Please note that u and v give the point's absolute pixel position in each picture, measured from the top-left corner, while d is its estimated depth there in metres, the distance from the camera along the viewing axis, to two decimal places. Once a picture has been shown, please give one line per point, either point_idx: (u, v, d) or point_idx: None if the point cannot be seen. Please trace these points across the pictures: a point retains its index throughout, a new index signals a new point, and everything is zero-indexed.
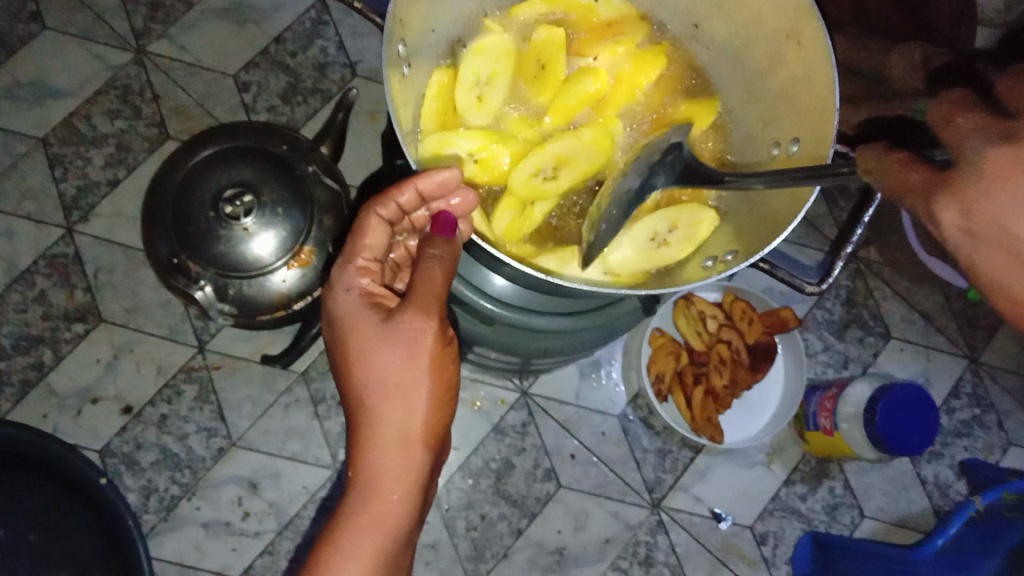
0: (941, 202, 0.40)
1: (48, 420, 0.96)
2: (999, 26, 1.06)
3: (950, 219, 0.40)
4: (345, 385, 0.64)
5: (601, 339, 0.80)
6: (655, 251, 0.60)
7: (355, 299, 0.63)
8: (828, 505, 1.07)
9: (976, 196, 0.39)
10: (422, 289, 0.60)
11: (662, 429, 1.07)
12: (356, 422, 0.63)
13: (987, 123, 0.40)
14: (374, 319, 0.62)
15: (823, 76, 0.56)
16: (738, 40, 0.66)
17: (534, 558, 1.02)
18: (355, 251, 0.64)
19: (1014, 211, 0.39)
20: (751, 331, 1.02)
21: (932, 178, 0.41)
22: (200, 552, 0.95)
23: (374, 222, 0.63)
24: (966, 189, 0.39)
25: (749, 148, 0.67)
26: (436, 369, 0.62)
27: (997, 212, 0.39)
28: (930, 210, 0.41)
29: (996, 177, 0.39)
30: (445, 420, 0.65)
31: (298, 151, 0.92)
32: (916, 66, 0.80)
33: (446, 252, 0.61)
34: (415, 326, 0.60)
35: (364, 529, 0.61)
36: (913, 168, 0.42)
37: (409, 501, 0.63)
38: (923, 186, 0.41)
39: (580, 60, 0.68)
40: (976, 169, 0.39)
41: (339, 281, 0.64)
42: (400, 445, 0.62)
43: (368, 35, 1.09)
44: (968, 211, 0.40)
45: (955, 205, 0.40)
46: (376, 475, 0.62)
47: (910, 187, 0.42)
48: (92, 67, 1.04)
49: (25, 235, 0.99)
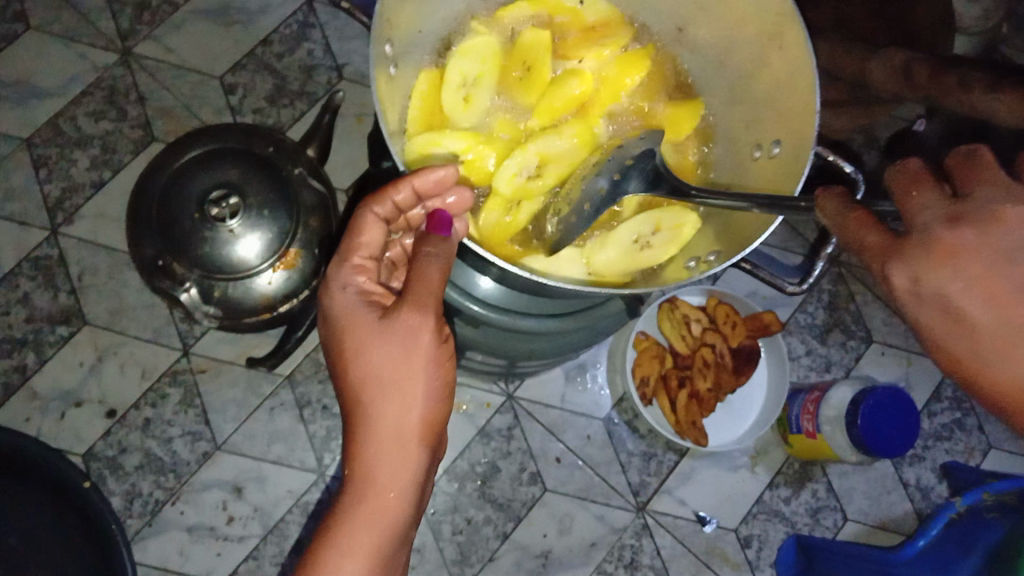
0: (895, 267, 0.43)
1: (30, 423, 0.95)
2: (975, 35, 1.08)
3: (901, 282, 0.44)
4: (341, 383, 0.64)
5: (586, 341, 0.81)
6: (638, 253, 0.61)
7: (352, 297, 0.63)
8: (812, 507, 1.08)
9: (923, 266, 0.43)
10: (417, 287, 0.61)
11: (647, 432, 1.08)
12: (352, 420, 0.63)
13: (940, 204, 0.44)
14: (371, 317, 0.62)
15: (805, 80, 0.57)
16: (720, 45, 0.68)
17: (520, 561, 1.02)
18: (351, 249, 0.65)
19: (950, 284, 0.43)
20: (735, 335, 1.02)
21: (885, 244, 0.44)
22: (184, 556, 0.94)
23: (370, 220, 0.64)
24: (917, 261, 0.43)
25: (731, 150, 0.68)
26: (433, 366, 0.62)
27: (940, 283, 0.43)
28: (880, 271, 0.44)
29: (941, 253, 0.43)
30: (442, 417, 0.65)
31: (284, 153, 0.92)
32: (896, 70, 0.81)
33: (442, 250, 0.61)
34: (413, 323, 0.61)
35: (360, 525, 0.61)
36: (869, 229, 0.45)
37: (406, 498, 0.63)
38: (878, 251, 0.44)
39: (564, 64, 0.68)
40: (925, 245, 0.43)
41: (335, 278, 0.64)
42: (397, 442, 0.62)
43: (355, 38, 1.10)
44: (918, 278, 0.43)
45: (906, 271, 0.43)
46: (372, 472, 0.62)
47: (867, 248, 0.45)
48: (77, 68, 1.04)
49: (8, 236, 0.99)
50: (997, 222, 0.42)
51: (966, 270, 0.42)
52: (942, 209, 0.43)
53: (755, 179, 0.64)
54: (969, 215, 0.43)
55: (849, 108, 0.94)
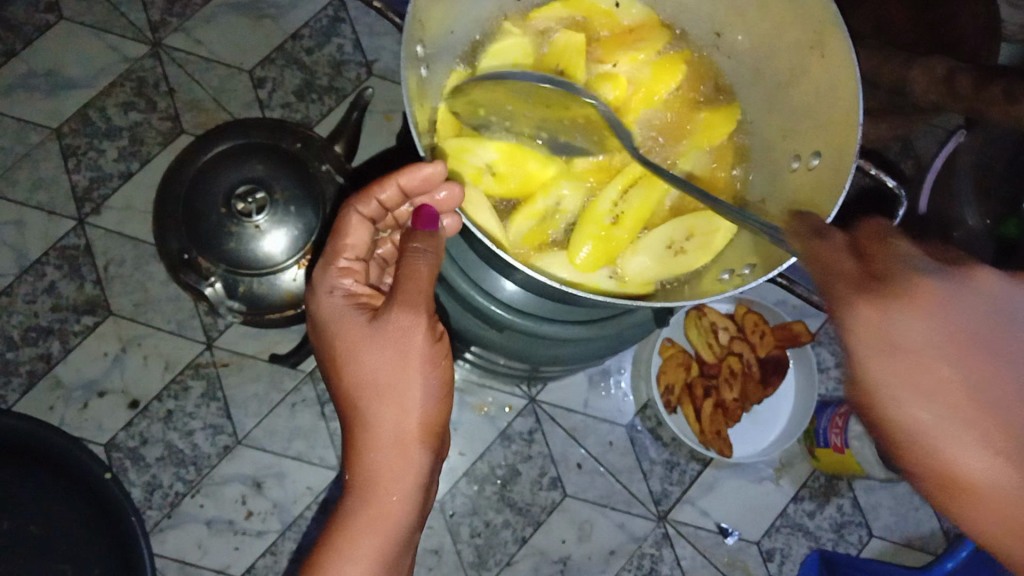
0: (854, 298, 0.39)
1: (53, 412, 0.95)
2: (1021, 43, 1.06)
3: (917, 333, 0.38)
4: (338, 389, 0.63)
5: (612, 349, 0.79)
6: (674, 259, 0.61)
7: (339, 301, 0.63)
8: (837, 522, 1.05)
9: (893, 304, 0.38)
10: (407, 284, 0.59)
11: (671, 440, 1.06)
12: (350, 425, 0.62)
13: (917, 257, 0.41)
14: (360, 320, 0.61)
15: (848, 90, 0.55)
16: (759, 52, 0.66)
17: (538, 567, 1.00)
18: (337, 251, 0.65)
19: (910, 327, 0.38)
20: (763, 345, 1.01)
21: (831, 264, 0.41)
22: (202, 550, 0.94)
23: (355, 221, 0.64)
24: (896, 296, 0.38)
25: (767, 162, 0.66)
26: (428, 367, 0.61)
27: (863, 325, 0.39)
28: (837, 305, 0.40)
29: (857, 285, 0.40)
30: (442, 418, 0.64)
31: (311, 149, 0.91)
32: (938, 80, 0.79)
33: (430, 246, 0.61)
34: (405, 323, 0.59)
35: (363, 531, 0.60)
36: (843, 258, 0.42)
37: (409, 502, 0.62)
38: (847, 279, 0.40)
39: (599, 66, 0.66)
40: (907, 286, 0.39)
41: (321, 283, 0.64)
42: (395, 446, 0.61)
43: (385, 33, 1.09)
44: (879, 315, 0.38)
45: (861, 302, 0.39)
46: (373, 477, 0.61)
47: (834, 274, 0.41)
48: (108, 58, 1.04)
49: (37, 225, 0.99)
50: (909, 276, 0.39)
51: (943, 322, 0.38)
52: (910, 260, 0.41)
53: (791, 190, 0.61)
54: (885, 275, 0.40)
55: (890, 117, 0.93)
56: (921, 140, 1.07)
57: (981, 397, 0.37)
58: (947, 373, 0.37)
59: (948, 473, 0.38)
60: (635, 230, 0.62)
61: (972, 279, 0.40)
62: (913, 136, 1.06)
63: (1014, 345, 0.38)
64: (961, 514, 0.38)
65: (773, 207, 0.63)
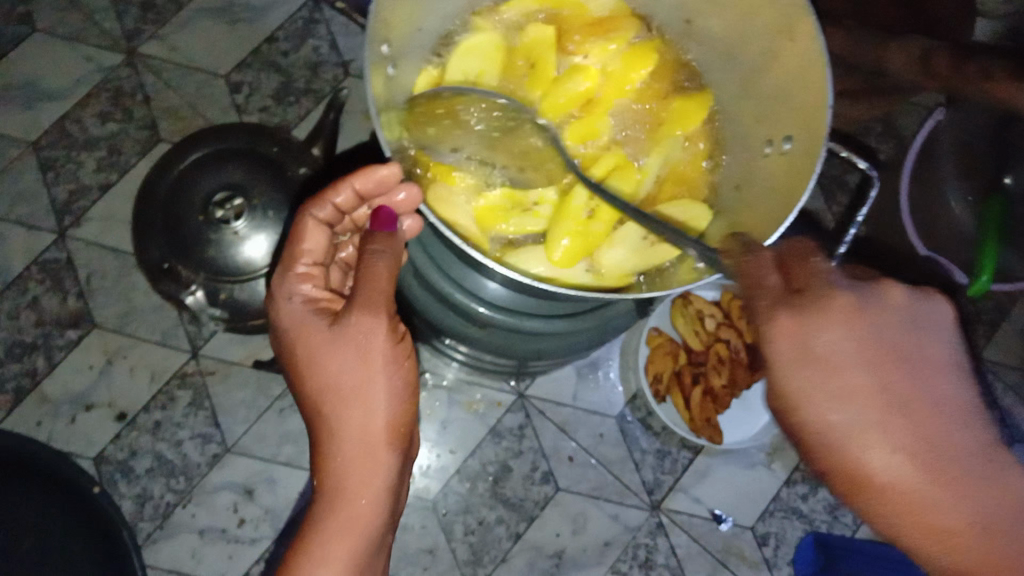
0: (784, 312, 0.45)
1: (41, 427, 0.95)
2: (999, 19, 1.06)
3: (833, 345, 0.45)
4: (303, 394, 0.63)
5: (594, 340, 0.79)
6: (651, 249, 0.60)
7: (300, 307, 0.62)
8: (830, 504, 1.06)
9: (814, 318, 0.45)
10: (366, 286, 0.59)
11: (661, 430, 1.06)
12: (318, 431, 0.62)
13: (834, 274, 0.47)
14: (321, 325, 0.61)
15: (817, 74, 0.55)
16: (731, 38, 0.65)
17: (533, 561, 1.01)
18: (294, 256, 0.65)
19: (834, 341, 0.45)
20: (750, 331, 1.00)
21: (756, 280, 0.46)
22: (196, 559, 0.94)
23: (311, 225, 0.65)
24: (817, 314, 0.45)
25: (742, 148, 0.65)
26: (391, 368, 0.60)
27: (798, 336, 0.45)
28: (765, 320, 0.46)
29: (782, 302, 0.46)
30: (410, 418, 0.63)
31: (289, 152, 0.90)
32: (915, 59, 0.78)
33: (389, 247, 0.60)
34: (364, 326, 0.59)
35: (333, 535, 0.60)
36: (772, 270, 0.47)
37: (379, 505, 0.61)
38: (773, 295, 0.46)
39: (570, 59, 0.67)
40: (826, 302, 0.45)
41: (281, 290, 0.63)
42: (362, 450, 0.60)
43: (360, 34, 1.08)
44: (800, 329, 0.45)
45: (793, 314, 0.45)
46: (341, 482, 0.60)
47: (763, 288, 0.46)
48: (83, 69, 1.03)
49: (17, 239, 0.98)
50: (828, 293, 0.45)
51: (847, 330, 0.45)
52: (826, 275, 0.47)
53: (765, 176, 0.61)
54: (807, 294, 0.46)
55: (868, 99, 0.93)
56: (902, 120, 1.07)
57: (888, 401, 0.45)
58: (857, 381, 0.45)
59: (858, 467, 0.45)
60: (612, 223, 0.62)
61: (880, 294, 0.47)
62: (893, 116, 1.06)
63: (914, 356, 0.46)
64: (860, 502, 0.47)
65: (749, 193, 0.62)
